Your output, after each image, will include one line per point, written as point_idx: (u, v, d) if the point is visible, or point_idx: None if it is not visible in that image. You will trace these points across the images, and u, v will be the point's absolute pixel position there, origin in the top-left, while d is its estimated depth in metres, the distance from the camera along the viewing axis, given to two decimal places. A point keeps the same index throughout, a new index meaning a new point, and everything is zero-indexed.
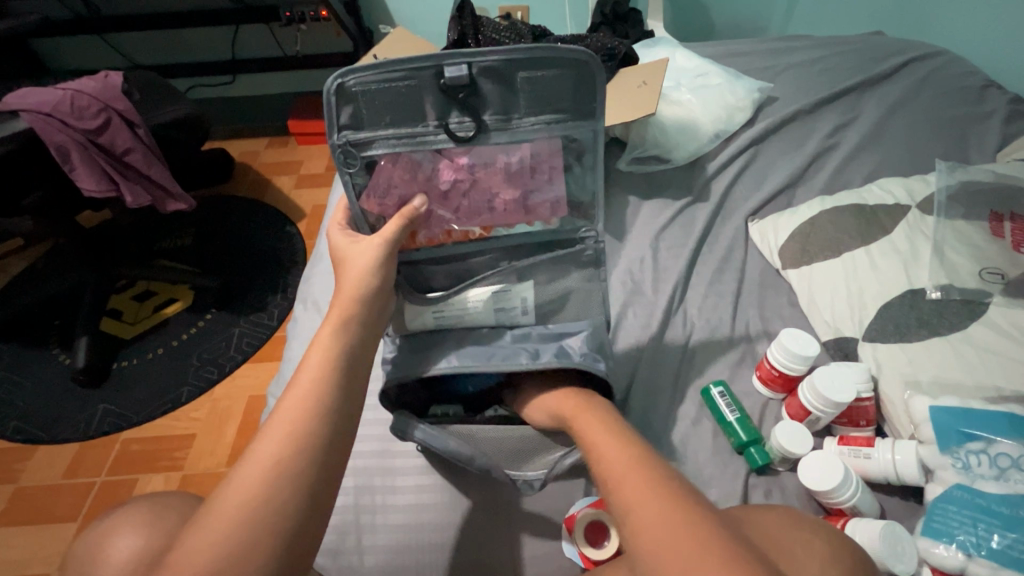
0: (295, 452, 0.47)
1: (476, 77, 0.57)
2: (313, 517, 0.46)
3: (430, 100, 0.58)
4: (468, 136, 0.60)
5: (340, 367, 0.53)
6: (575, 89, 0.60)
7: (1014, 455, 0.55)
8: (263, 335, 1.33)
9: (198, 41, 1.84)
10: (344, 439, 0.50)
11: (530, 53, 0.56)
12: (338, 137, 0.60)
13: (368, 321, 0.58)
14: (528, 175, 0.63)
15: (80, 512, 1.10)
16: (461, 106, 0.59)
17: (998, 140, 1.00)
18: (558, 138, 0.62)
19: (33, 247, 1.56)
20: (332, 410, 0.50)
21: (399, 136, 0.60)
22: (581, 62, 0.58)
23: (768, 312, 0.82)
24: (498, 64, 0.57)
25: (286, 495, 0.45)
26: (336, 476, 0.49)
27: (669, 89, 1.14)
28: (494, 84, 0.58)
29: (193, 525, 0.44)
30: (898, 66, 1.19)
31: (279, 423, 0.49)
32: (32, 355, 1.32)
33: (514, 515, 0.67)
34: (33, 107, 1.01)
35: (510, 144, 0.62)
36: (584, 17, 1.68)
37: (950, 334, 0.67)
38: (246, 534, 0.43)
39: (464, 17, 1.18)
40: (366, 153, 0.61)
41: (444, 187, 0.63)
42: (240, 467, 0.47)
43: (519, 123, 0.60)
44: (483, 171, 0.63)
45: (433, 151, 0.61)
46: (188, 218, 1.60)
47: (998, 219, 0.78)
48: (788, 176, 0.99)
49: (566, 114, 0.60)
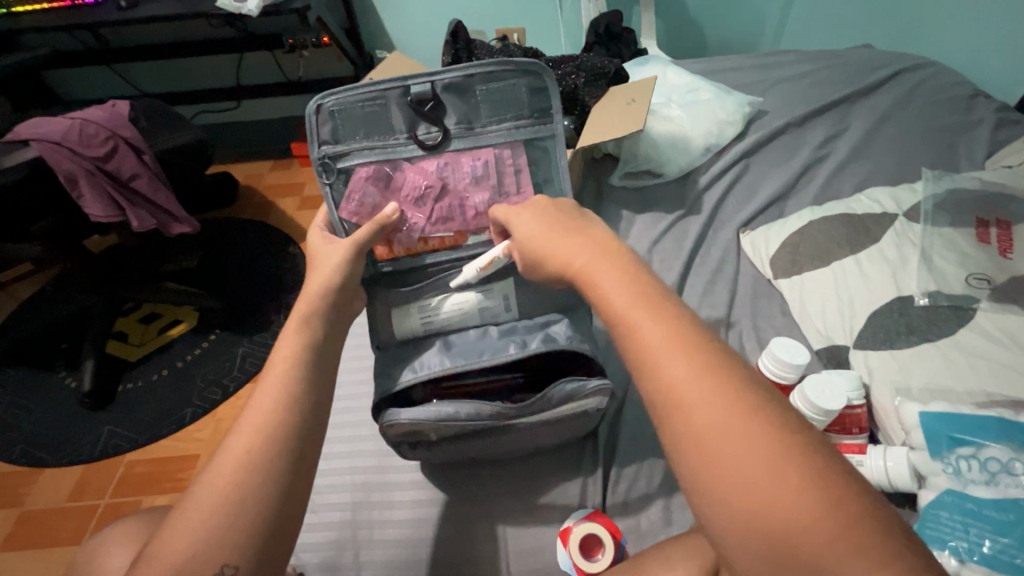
0: (267, 448, 0.45)
1: (438, 93, 0.69)
2: (285, 511, 0.44)
3: (399, 114, 0.69)
4: (435, 142, 0.70)
5: (308, 354, 0.51)
6: (527, 97, 0.71)
7: (1004, 459, 0.55)
8: (267, 353, 1.34)
9: (204, 69, 1.90)
10: (317, 425, 0.48)
11: (485, 68, 0.68)
12: (318, 151, 0.69)
13: (333, 310, 0.56)
14: (494, 179, 0.71)
15: (84, 535, 1.10)
16: (427, 118, 0.69)
17: (986, 148, 1.02)
18: (519, 143, 0.72)
19: (42, 272, 1.59)
20: (303, 397, 0.48)
21: (373, 147, 0.70)
22: (531, 73, 0.70)
23: (761, 322, 0.83)
24: (458, 80, 0.69)
25: (256, 490, 0.43)
26: (312, 461, 0.47)
27: (659, 105, 1.16)
28: (455, 96, 0.69)
29: (170, 521, 0.43)
30: (887, 77, 1.21)
31: (248, 418, 0.46)
32: (39, 379, 1.34)
33: (511, 529, 0.66)
34: (43, 137, 1.04)
35: (474, 149, 0.71)
36: (578, 37, 1.72)
37: (939, 340, 0.67)
38: (216, 533, 0.41)
39: (458, 41, 1.22)
40: (343, 164, 0.70)
41: (416, 192, 0.70)
42: (212, 463, 0.45)
43: (482, 130, 0.71)
44: (451, 173, 0.70)
45: (404, 160, 0.70)
46: (192, 240, 1.63)
47: (984, 225, 0.78)
48: (779, 187, 1.01)
49: (522, 120, 0.71)
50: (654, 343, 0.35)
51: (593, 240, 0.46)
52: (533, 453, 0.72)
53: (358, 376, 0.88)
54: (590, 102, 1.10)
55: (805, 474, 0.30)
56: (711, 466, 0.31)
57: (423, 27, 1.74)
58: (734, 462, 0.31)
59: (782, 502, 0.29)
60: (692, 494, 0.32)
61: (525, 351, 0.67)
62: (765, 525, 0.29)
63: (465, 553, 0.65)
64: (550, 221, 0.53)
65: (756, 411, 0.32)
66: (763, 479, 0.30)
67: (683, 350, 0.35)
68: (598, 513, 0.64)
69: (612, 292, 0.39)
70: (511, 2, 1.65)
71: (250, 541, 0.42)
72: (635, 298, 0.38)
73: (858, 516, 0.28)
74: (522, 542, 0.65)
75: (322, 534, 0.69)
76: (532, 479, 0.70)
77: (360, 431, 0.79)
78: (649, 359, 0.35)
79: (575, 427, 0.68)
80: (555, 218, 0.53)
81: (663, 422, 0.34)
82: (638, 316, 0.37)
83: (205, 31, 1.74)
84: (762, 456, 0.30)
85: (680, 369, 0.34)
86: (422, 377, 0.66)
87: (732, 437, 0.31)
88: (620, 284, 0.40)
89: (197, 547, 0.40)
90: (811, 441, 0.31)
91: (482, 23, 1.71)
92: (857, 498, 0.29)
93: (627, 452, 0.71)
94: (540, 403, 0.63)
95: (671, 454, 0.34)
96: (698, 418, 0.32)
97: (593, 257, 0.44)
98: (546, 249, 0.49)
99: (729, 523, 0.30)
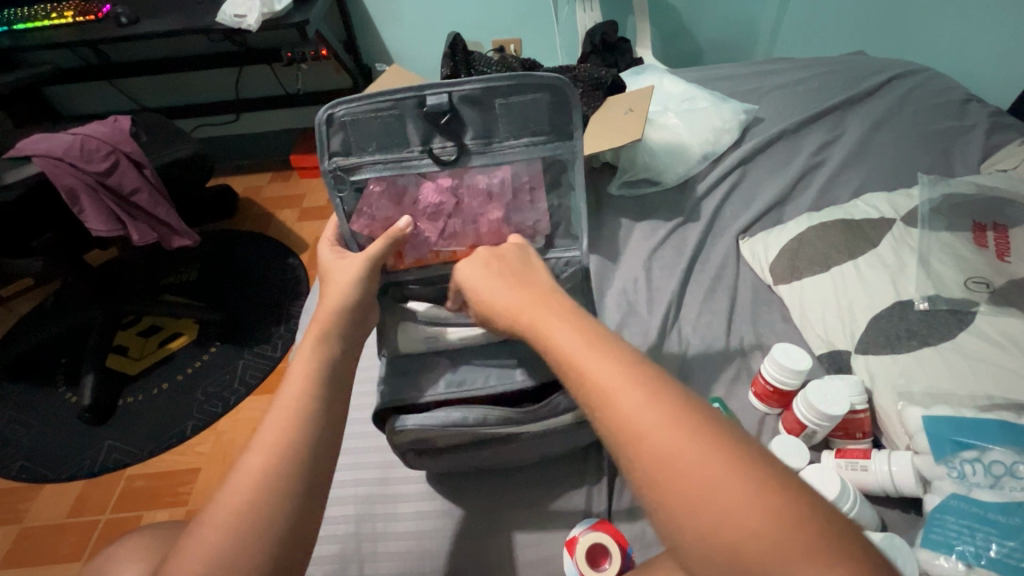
0: (285, 464, 0.45)
1: (455, 105, 0.66)
2: (301, 528, 0.44)
3: (413, 127, 0.67)
4: (451, 159, 0.69)
5: (324, 371, 0.51)
6: (548, 111, 0.68)
7: (1008, 462, 0.55)
8: (268, 367, 1.34)
9: (204, 82, 1.91)
10: (332, 443, 0.48)
11: (507, 82, 0.65)
12: (330, 163, 0.69)
13: (349, 328, 0.57)
14: (509, 195, 0.72)
15: (84, 552, 1.09)
16: (443, 133, 0.68)
17: (981, 153, 1.03)
18: (537, 158, 0.71)
19: (44, 286, 1.60)
20: (319, 415, 0.48)
21: (386, 161, 0.69)
22: (554, 87, 0.66)
23: (762, 328, 0.83)
24: (476, 93, 0.65)
25: (273, 506, 0.43)
26: (326, 479, 0.47)
27: (656, 114, 1.17)
28: (473, 109, 0.67)
29: (185, 538, 0.43)
30: (880, 83, 1.22)
31: (265, 434, 0.46)
32: (39, 394, 1.33)
33: (514, 539, 0.66)
34: (45, 152, 1.05)
35: (490, 165, 0.71)
36: (574, 47, 1.75)
37: (940, 344, 0.68)
38: (230, 550, 0.41)
39: (456, 53, 1.23)
40: (356, 176, 0.70)
41: (430, 209, 0.71)
42: (228, 479, 0.45)
43: (499, 145, 0.70)
44: (465, 191, 0.71)
45: (418, 174, 0.70)
46: (192, 253, 1.64)
47: (981, 229, 0.79)
48: (777, 194, 1.02)
49: (541, 135, 0.70)
50: (600, 377, 0.36)
51: (544, 291, 0.48)
52: (537, 463, 0.72)
53: (361, 387, 0.88)
54: (587, 111, 1.11)
55: (759, 489, 0.30)
56: (672, 492, 0.31)
57: (420, 39, 1.76)
58: (691, 485, 0.31)
59: (738, 516, 0.29)
60: (657, 521, 0.32)
61: (534, 373, 0.69)
62: (726, 544, 0.29)
63: (471, 564, 0.65)
64: (497, 269, 0.54)
65: (705, 432, 0.32)
66: (714, 495, 0.30)
67: (632, 381, 0.35)
68: (604, 522, 0.63)
69: (556, 334, 0.40)
70: (507, 14, 1.67)
71: (264, 559, 0.41)
72: (583, 336, 0.39)
73: (813, 525, 0.29)
74: (526, 552, 0.65)
75: (326, 547, 0.68)
76: (536, 488, 0.70)
77: (362, 442, 0.79)
78: (599, 393, 0.35)
79: (580, 437, 0.68)
80: (506, 268, 0.54)
81: (620, 454, 0.34)
82: (584, 352, 0.38)
83: (204, 46, 1.76)
84: (710, 469, 0.31)
85: (630, 399, 0.34)
86: (428, 398, 0.67)
87: (687, 461, 0.31)
88: (562, 325, 0.41)
89: (210, 566, 0.40)
90: (754, 450, 0.32)
91: (479, 34, 1.73)
92: (803, 500, 0.30)
93: None
94: (546, 410, 0.64)
95: (633, 484, 0.34)
96: (652, 446, 0.32)
97: (533, 305, 0.45)
98: (490, 299, 0.51)
99: (697, 546, 0.30)
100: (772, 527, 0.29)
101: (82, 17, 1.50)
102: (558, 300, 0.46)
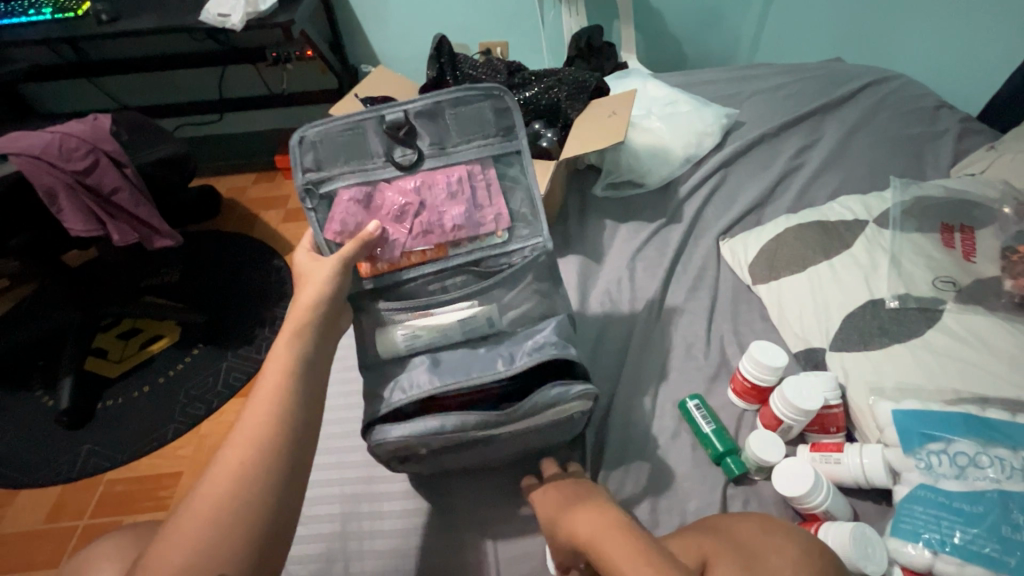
0: (261, 455, 0.45)
1: (410, 119, 0.70)
2: (282, 515, 0.44)
3: (374, 139, 0.70)
4: (412, 164, 0.70)
5: (300, 366, 0.51)
6: (493, 119, 0.72)
7: (971, 452, 0.57)
8: (252, 369, 1.33)
9: (188, 82, 1.89)
10: (310, 432, 0.49)
11: (452, 94, 0.70)
12: (302, 179, 0.70)
13: (323, 324, 0.57)
14: (470, 193, 0.72)
15: (61, 558, 1.07)
16: (402, 143, 0.70)
17: (950, 157, 1.06)
18: (489, 159, 0.73)
19: (20, 287, 1.56)
20: (295, 409, 0.48)
21: (353, 171, 0.70)
22: (495, 96, 0.71)
23: (741, 326, 0.85)
24: (428, 107, 0.70)
25: (254, 495, 0.43)
26: (305, 471, 0.47)
27: (640, 117, 1.19)
28: (427, 121, 0.70)
29: (165, 531, 0.43)
30: (856, 90, 1.26)
31: (243, 428, 0.47)
32: (14, 398, 1.31)
33: (499, 531, 0.67)
34: (22, 150, 1.02)
35: (448, 167, 0.72)
36: (560, 50, 1.76)
37: (909, 341, 0.70)
38: (211, 539, 0.41)
39: (442, 55, 1.23)
40: (326, 187, 0.70)
41: (396, 210, 0.70)
42: (208, 473, 0.45)
43: (455, 150, 0.72)
44: (428, 191, 0.71)
45: (383, 180, 0.71)
46: (174, 254, 1.62)
47: (950, 231, 0.82)
48: (756, 197, 1.04)
49: (492, 138, 0.72)
50: None
51: (607, 513, 0.52)
52: (520, 461, 0.73)
53: (346, 387, 0.88)
54: (572, 114, 1.13)
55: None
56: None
57: (407, 41, 1.76)
58: None
59: None
60: None
61: (511, 368, 0.68)
62: None
63: (457, 562, 0.66)
64: (562, 494, 0.59)
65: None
66: None
67: None
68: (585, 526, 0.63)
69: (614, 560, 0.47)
70: (494, 17, 1.69)
71: (248, 551, 0.42)
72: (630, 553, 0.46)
73: None
74: (512, 550, 0.66)
75: (311, 547, 0.69)
76: (521, 485, 0.71)
77: (347, 442, 0.79)
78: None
79: (561, 433, 0.69)
80: (570, 495, 0.58)
81: None
82: None
83: (187, 45, 1.74)
84: None
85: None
86: (404, 400, 0.67)
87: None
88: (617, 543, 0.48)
89: (189, 559, 0.40)
90: None
91: (466, 36, 1.74)
92: None
93: (613, 455, 0.72)
94: (525, 410, 0.64)
95: None
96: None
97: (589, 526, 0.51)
98: (564, 527, 0.54)
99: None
100: None
101: (61, 15, 1.47)
102: (614, 516, 0.52)
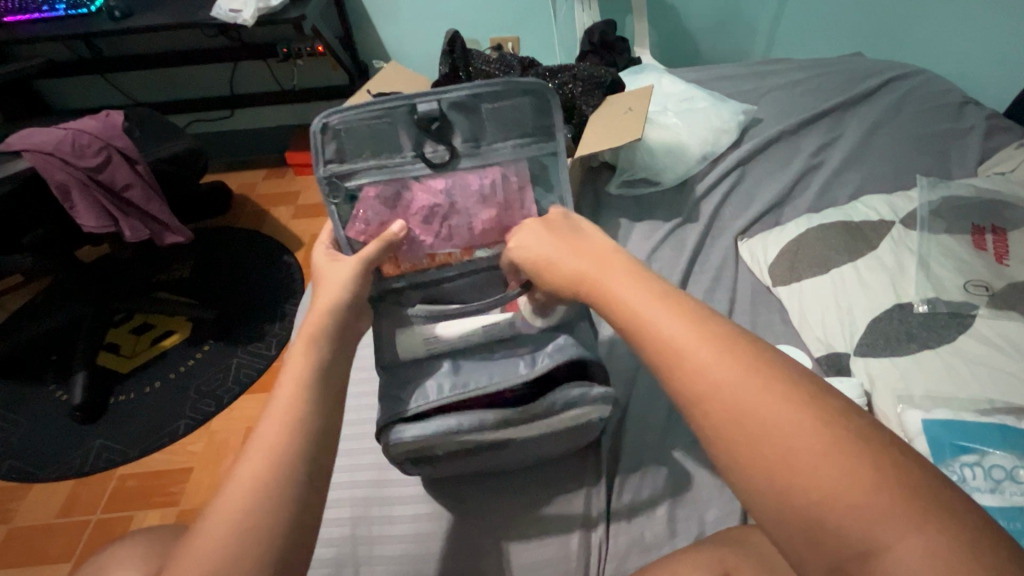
0: (278, 472, 0.44)
1: (446, 111, 0.67)
2: (301, 531, 0.43)
3: (405, 133, 0.68)
4: (443, 162, 0.69)
5: (315, 375, 0.50)
6: (532, 117, 0.70)
7: (1008, 466, 0.55)
8: (262, 365, 1.33)
9: (199, 78, 1.89)
10: (329, 443, 0.47)
11: (493, 88, 0.67)
12: (325, 170, 0.68)
13: (342, 331, 0.55)
14: (502, 196, 0.71)
15: (74, 552, 1.07)
16: (435, 137, 0.68)
17: (978, 155, 1.03)
18: (525, 159, 0.72)
19: (34, 282, 1.58)
20: (312, 420, 0.47)
21: (380, 166, 0.69)
22: (537, 91, 0.69)
23: (760, 329, 0.84)
24: (465, 99, 0.67)
25: (271, 514, 0.42)
26: (323, 482, 0.46)
27: (656, 113, 1.17)
28: (463, 115, 0.68)
29: (182, 550, 0.42)
30: (879, 85, 1.22)
31: (260, 443, 0.45)
32: (29, 392, 1.31)
33: (510, 535, 0.66)
34: (34, 147, 1.03)
35: (482, 167, 0.70)
36: (572, 47, 1.74)
37: (939, 347, 0.67)
38: (230, 559, 0.40)
39: (455, 50, 1.19)
40: (350, 183, 0.69)
41: (425, 211, 0.69)
42: (224, 489, 0.44)
43: (489, 148, 0.70)
44: (459, 193, 0.70)
45: (412, 178, 0.70)
46: (186, 251, 1.62)
47: (980, 232, 0.79)
48: (776, 195, 1.01)
49: (529, 137, 0.71)
50: (658, 320, 0.36)
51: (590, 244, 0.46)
52: (535, 464, 0.71)
53: (357, 387, 0.87)
54: (587, 110, 1.10)
55: (832, 448, 0.29)
56: (767, 467, 0.30)
57: (418, 36, 1.74)
58: (790, 462, 0.29)
59: (816, 477, 0.28)
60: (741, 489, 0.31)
61: (532, 369, 0.68)
62: (819, 505, 0.28)
63: (470, 566, 0.65)
64: (553, 229, 0.50)
65: (794, 396, 0.31)
66: (829, 460, 0.28)
67: (734, 364, 0.33)
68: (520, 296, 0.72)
69: (624, 290, 0.39)
70: (506, 12, 1.67)
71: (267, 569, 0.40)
72: (646, 292, 0.38)
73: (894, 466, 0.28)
74: (526, 556, 0.64)
75: (322, 551, 0.68)
76: (533, 488, 0.70)
77: (358, 443, 0.79)
78: (675, 352, 0.34)
79: (578, 437, 0.68)
80: (559, 224, 0.51)
81: (702, 419, 0.33)
82: (689, 344, 0.34)
83: (199, 42, 1.74)
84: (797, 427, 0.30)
85: (706, 357, 0.33)
86: (427, 408, 0.64)
87: (773, 418, 0.30)
88: (626, 282, 0.40)
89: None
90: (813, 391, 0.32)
91: (478, 32, 1.72)
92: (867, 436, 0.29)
93: (630, 460, 0.71)
94: (543, 409, 0.63)
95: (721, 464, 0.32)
96: (732, 404, 0.31)
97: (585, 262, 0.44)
98: (538, 254, 0.49)
99: (772, 504, 0.30)
100: (862, 484, 0.28)
101: (74, 11, 1.47)
102: (602, 252, 0.44)
